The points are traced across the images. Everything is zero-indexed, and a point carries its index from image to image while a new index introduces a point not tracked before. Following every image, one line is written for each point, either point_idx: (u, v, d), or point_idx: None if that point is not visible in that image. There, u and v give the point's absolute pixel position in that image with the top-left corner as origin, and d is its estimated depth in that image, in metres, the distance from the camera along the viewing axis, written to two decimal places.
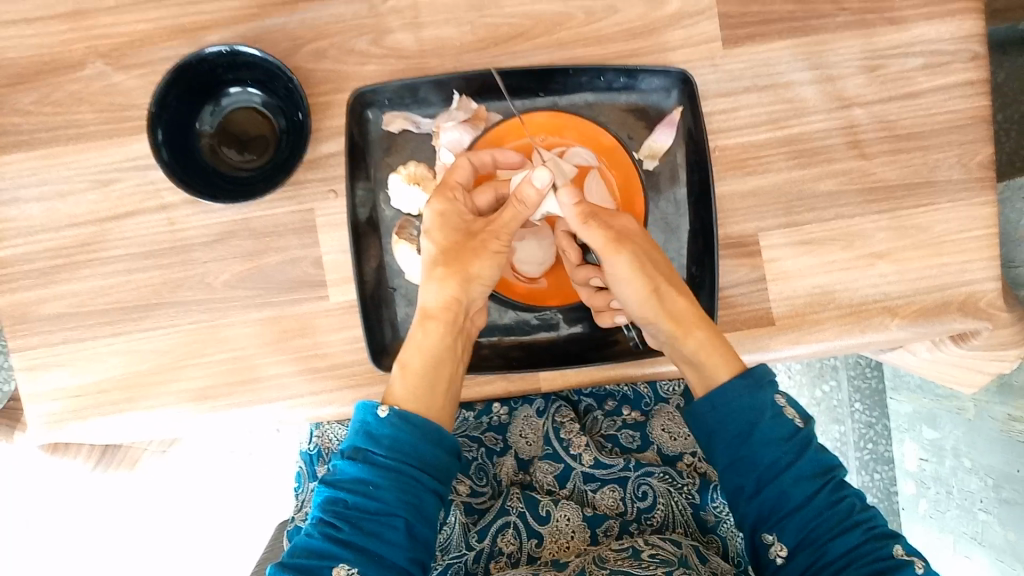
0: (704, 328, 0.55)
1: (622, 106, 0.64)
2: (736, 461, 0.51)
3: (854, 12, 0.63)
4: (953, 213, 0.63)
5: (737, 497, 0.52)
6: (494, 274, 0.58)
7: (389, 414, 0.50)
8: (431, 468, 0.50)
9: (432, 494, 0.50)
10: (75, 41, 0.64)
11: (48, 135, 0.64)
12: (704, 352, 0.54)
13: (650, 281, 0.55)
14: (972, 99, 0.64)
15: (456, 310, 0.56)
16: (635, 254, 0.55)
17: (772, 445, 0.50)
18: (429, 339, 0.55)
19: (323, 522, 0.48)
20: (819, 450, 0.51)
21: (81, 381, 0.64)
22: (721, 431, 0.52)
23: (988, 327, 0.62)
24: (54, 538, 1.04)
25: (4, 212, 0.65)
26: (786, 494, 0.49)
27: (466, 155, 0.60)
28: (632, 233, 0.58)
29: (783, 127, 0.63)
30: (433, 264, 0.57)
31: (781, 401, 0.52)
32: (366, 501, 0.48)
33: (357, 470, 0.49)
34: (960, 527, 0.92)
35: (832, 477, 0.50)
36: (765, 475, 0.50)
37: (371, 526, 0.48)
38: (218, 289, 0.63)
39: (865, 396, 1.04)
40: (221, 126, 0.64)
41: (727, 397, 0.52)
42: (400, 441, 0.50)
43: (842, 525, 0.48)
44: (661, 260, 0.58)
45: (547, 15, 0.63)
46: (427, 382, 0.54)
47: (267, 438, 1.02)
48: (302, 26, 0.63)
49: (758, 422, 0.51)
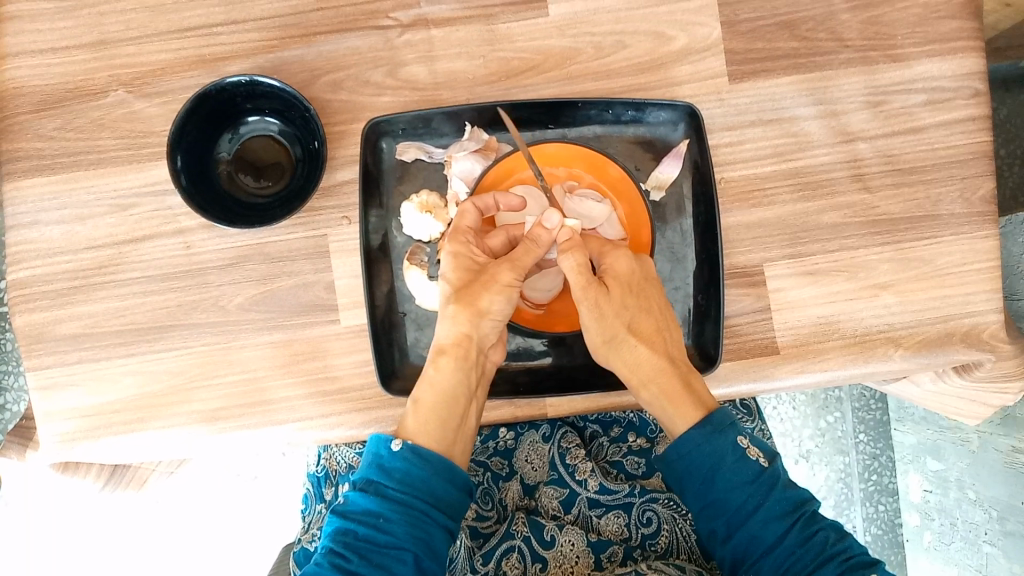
0: (659, 380, 0.57)
1: (630, 138, 0.65)
2: (706, 507, 0.52)
3: (857, 49, 0.65)
4: (955, 245, 0.64)
5: (713, 540, 0.54)
6: (505, 308, 0.59)
7: (402, 447, 0.52)
8: (440, 503, 0.52)
9: (441, 530, 0.51)
10: (98, 69, 0.66)
11: (70, 160, 0.66)
12: (657, 404, 0.57)
13: (605, 332, 0.58)
14: (974, 135, 0.65)
15: (466, 346, 0.58)
16: (593, 304, 0.58)
17: (738, 489, 0.51)
18: (443, 377, 0.57)
19: (333, 553, 0.49)
20: (786, 486, 0.53)
21: (94, 401, 0.65)
22: (688, 480, 0.53)
23: (990, 358, 0.63)
24: (58, 555, 1.04)
25: (25, 234, 0.66)
26: (756, 536, 0.51)
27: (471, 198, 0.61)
28: (610, 276, 0.58)
29: (788, 160, 0.64)
30: (447, 301, 0.59)
31: (743, 442, 0.53)
32: (376, 533, 0.49)
33: (368, 502, 0.51)
34: (965, 560, 0.92)
35: (803, 513, 0.51)
36: (733, 518, 0.51)
37: (380, 559, 0.49)
38: (231, 311, 0.65)
39: (870, 428, 1.03)
40: (238, 153, 0.65)
41: (688, 447, 0.53)
42: (412, 475, 0.52)
43: (816, 561, 0.49)
44: (631, 306, 0.58)
45: (557, 49, 0.65)
46: (438, 417, 0.55)
47: (272, 460, 1.02)
48: (319, 58, 0.65)
49: (720, 468, 0.52)
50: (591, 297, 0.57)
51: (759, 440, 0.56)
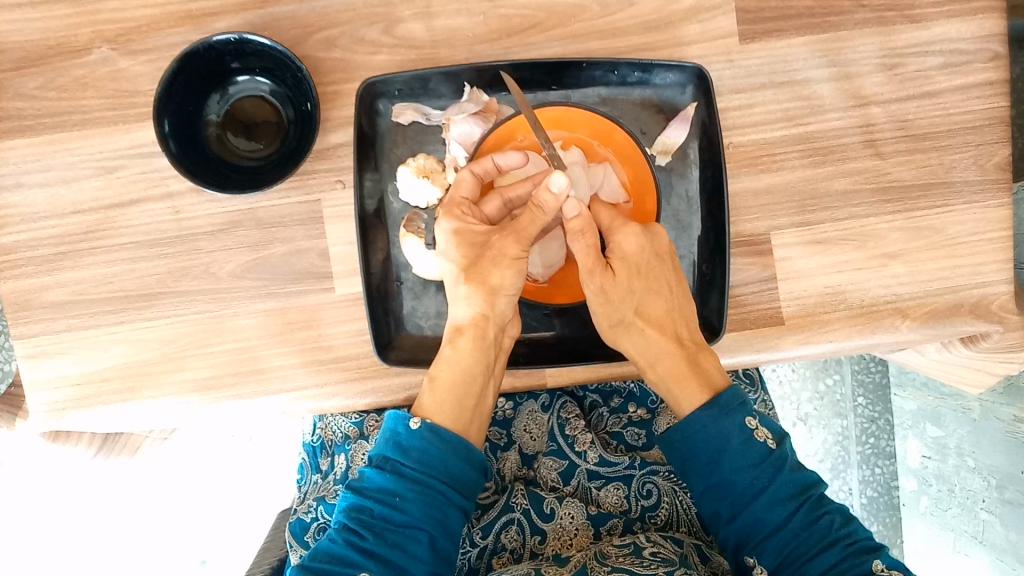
0: (667, 363, 0.56)
1: (636, 100, 0.63)
2: (710, 488, 0.52)
3: (873, 9, 0.62)
4: (968, 214, 0.63)
5: (716, 520, 0.53)
6: (516, 282, 0.57)
7: (420, 426, 0.52)
8: (456, 484, 0.52)
9: (457, 509, 0.52)
10: (80, 24, 0.63)
11: (53, 120, 0.63)
12: (665, 385, 0.56)
13: (613, 316, 0.58)
14: (991, 100, 0.63)
15: (483, 326, 0.57)
16: (598, 288, 0.57)
17: (744, 472, 0.51)
18: (460, 355, 0.56)
19: (348, 530, 0.50)
20: (793, 469, 0.52)
21: (83, 370, 0.64)
22: (693, 461, 0.52)
23: (998, 330, 0.62)
24: (57, 523, 1.04)
25: (7, 197, 0.64)
26: (761, 518, 0.51)
27: (469, 167, 0.59)
28: (616, 255, 0.57)
29: (798, 125, 0.62)
30: (457, 280, 0.58)
31: (752, 423, 0.53)
32: (392, 511, 0.50)
33: (384, 480, 0.51)
34: (960, 526, 0.95)
35: (809, 497, 0.51)
36: (738, 500, 0.51)
37: (396, 538, 0.49)
38: (223, 279, 0.63)
39: (868, 391, 1.01)
40: (228, 114, 0.63)
41: (693, 428, 0.52)
42: (430, 454, 0.51)
43: (819, 544, 0.49)
44: (639, 288, 0.57)
45: (560, 6, 0.62)
46: (455, 397, 0.55)
47: (268, 426, 1.01)
48: (312, 14, 0.62)
49: (726, 450, 0.51)
50: (595, 282, 0.57)
51: (768, 420, 0.55)
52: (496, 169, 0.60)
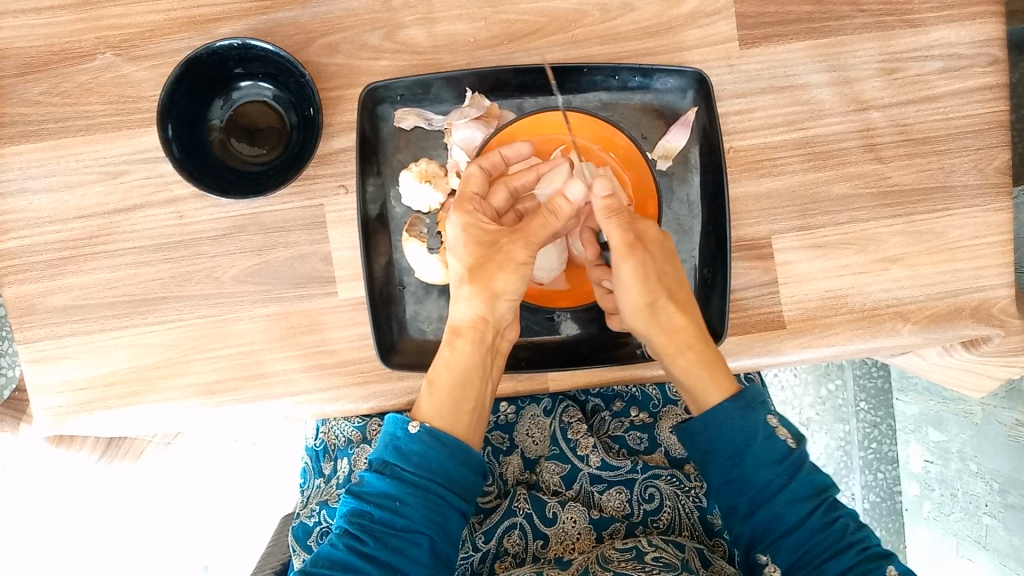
0: (697, 350, 0.56)
1: (636, 105, 0.63)
2: (730, 483, 0.52)
3: (872, 14, 0.63)
4: (968, 218, 0.63)
5: (732, 517, 0.53)
6: (519, 288, 0.57)
7: (419, 430, 0.52)
8: (456, 487, 0.52)
9: (457, 513, 0.52)
10: (85, 31, 0.63)
11: (58, 126, 0.63)
12: (694, 371, 0.56)
13: (650, 294, 0.56)
14: (989, 105, 0.63)
15: (482, 329, 0.57)
16: (640, 263, 0.56)
17: (765, 468, 0.51)
18: (459, 359, 0.56)
19: (348, 534, 0.50)
20: (812, 470, 0.52)
21: (87, 374, 0.64)
22: (715, 453, 0.52)
23: (999, 333, 0.62)
24: (60, 526, 1.05)
25: (11, 202, 0.64)
26: (779, 516, 0.50)
27: (478, 163, 0.60)
28: (654, 236, 0.57)
29: (798, 129, 0.62)
30: (459, 282, 0.57)
31: (773, 420, 0.53)
32: (392, 516, 0.50)
33: (384, 485, 0.51)
34: (963, 530, 0.96)
35: (826, 498, 0.51)
36: (757, 497, 0.51)
37: (396, 542, 0.49)
38: (226, 283, 0.63)
39: (871, 396, 1.01)
40: (231, 119, 0.63)
41: (719, 419, 0.52)
42: (428, 458, 0.51)
43: (835, 547, 0.49)
44: (671, 271, 0.58)
45: (561, 12, 0.62)
46: (452, 400, 0.55)
47: (270, 430, 1.01)
48: (314, 20, 0.62)
49: (751, 443, 0.51)
50: (636, 258, 0.56)
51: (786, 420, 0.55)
52: (502, 162, 0.61)
